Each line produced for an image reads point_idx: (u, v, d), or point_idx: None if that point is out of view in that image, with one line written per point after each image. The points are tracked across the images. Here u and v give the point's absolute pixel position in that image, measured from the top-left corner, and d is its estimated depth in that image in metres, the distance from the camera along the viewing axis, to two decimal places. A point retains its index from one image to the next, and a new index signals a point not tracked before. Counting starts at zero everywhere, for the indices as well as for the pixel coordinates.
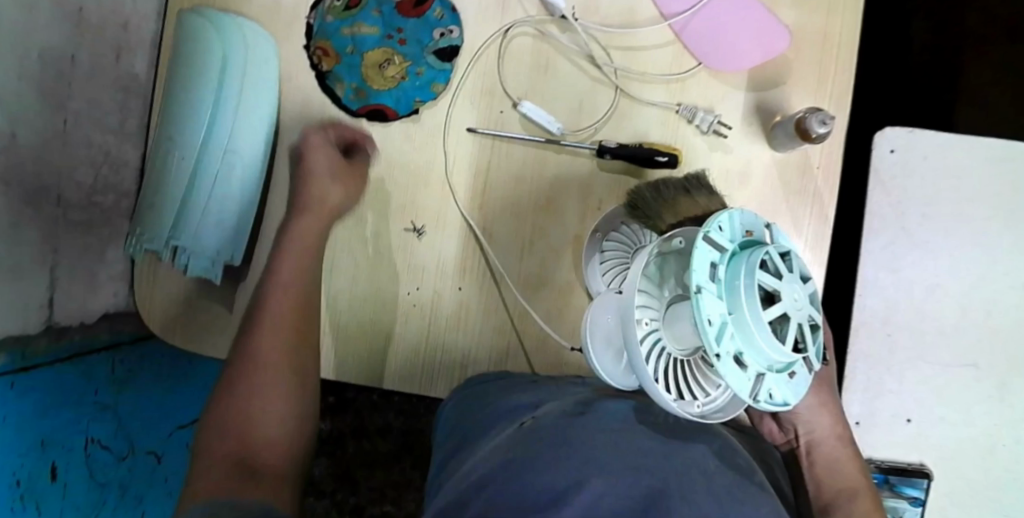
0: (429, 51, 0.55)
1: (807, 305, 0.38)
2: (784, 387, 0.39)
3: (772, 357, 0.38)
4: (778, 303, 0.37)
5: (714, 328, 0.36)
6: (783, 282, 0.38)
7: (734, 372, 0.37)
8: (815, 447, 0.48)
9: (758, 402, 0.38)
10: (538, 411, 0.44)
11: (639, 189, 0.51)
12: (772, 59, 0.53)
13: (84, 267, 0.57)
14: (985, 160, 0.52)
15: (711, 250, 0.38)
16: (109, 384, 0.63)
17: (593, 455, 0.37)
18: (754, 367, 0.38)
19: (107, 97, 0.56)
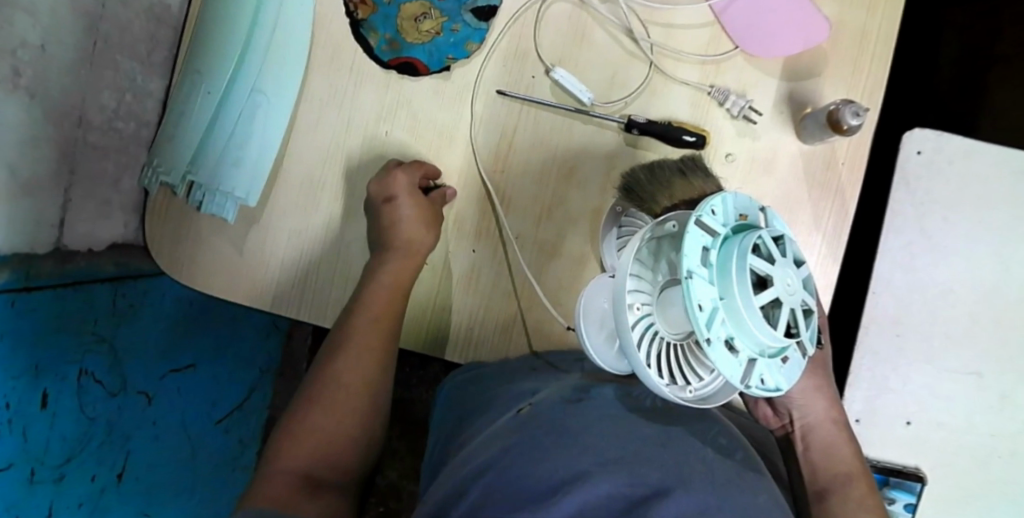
0: (466, 9, 0.55)
1: (799, 290, 0.39)
2: (775, 373, 0.41)
3: (763, 342, 0.39)
4: (769, 288, 0.38)
5: (706, 313, 0.38)
6: (774, 267, 0.39)
7: (725, 357, 0.38)
8: (810, 431, 0.48)
9: (749, 387, 0.40)
10: (536, 397, 0.45)
11: (634, 170, 0.52)
12: (809, 50, 0.53)
13: (97, 193, 0.56)
14: (1010, 170, 0.52)
15: (704, 235, 0.39)
16: (109, 317, 0.63)
17: (587, 442, 0.38)
18: (745, 351, 0.39)
19: (138, 22, 0.55)
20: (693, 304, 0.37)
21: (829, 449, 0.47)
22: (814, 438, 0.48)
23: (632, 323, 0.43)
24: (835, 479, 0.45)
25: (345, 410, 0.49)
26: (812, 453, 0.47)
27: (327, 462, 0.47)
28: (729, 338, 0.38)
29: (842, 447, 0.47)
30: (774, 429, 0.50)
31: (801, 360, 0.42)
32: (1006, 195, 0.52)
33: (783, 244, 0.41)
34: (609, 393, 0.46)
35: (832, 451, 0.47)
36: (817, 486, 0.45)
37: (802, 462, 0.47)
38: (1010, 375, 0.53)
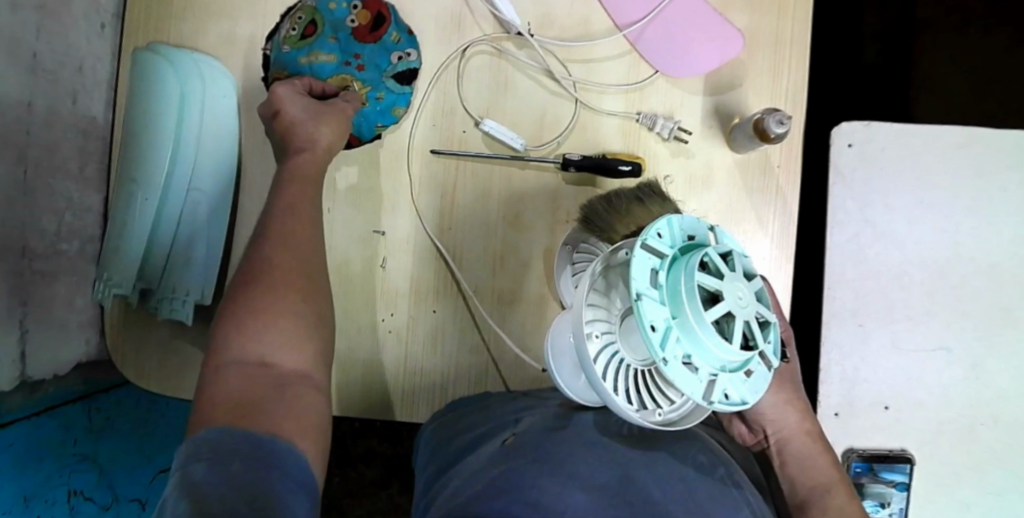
0: (388, 75, 0.55)
1: (752, 302, 0.39)
2: (741, 386, 0.40)
3: (722, 356, 0.38)
4: (720, 302, 0.38)
5: (660, 333, 0.37)
6: (723, 282, 0.39)
7: (684, 375, 0.38)
8: (786, 444, 0.49)
9: (713, 403, 0.39)
10: (519, 426, 0.46)
11: (590, 202, 0.52)
12: (727, 63, 0.54)
13: (53, 316, 0.56)
14: (942, 148, 0.53)
15: (650, 257, 0.39)
16: (87, 434, 0.62)
17: (572, 467, 0.39)
18: (705, 368, 0.38)
19: (67, 141, 0.55)
20: (644, 323, 0.37)
21: (805, 458, 0.48)
22: (791, 450, 0.49)
23: (593, 354, 0.43)
24: (815, 488, 0.47)
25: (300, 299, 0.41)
26: (789, 466, 0.48)
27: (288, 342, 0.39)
28: (687, 354, 0.38)
29: (817, 451, 0.49)
30: (750, 445, 0.51)
31: (767, 372, 0.41)
32: (944, 173, 0.53)
33: (732, 258, 0.41)
34: (587, 418, 0.47)
35: (809, 459, 0.48)
36: (798, 498, 0.47)
37: (780, 474, 0.49)
38: (980, 346, 0.54)
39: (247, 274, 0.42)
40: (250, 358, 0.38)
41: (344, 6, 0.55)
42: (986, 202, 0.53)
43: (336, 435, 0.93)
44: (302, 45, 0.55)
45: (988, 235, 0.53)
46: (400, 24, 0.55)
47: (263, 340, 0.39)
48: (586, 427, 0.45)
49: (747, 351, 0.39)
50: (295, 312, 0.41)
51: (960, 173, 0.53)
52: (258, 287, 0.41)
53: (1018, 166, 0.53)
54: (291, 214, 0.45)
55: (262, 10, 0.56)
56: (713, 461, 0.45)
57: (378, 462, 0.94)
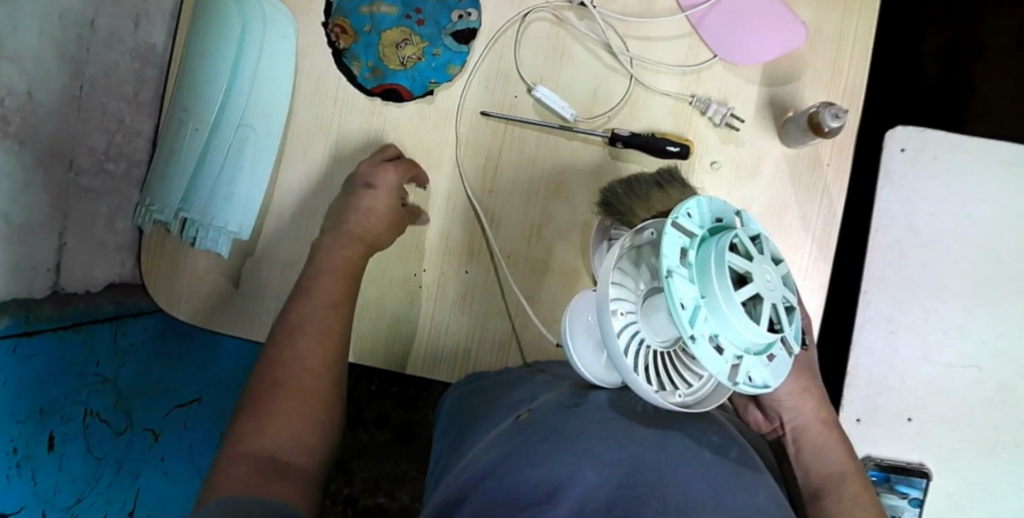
0: (446, 33, 0.55)
1: (780, 286, 0.38)
2: (763, 370, 0.39)
3: (748, 338, 0.37)
4: (749, 284, 0.37)
5: (688, 311, 0.37)
6: (751, 264, 0.38)
7: (710, 354, 0.37)
8: (801, 433, 0.49)
9: (737, 385, 0.38)
10: (533, 404, 0.45)
11: (610, 185, 0.52)
12: (787, 55, 0.54)
13: (91, 234, 0.57)
14: (995, 163, 0.52)
15: (680, 236, 0.39)
16: (111, 357, 0.63)
17: (583, 447, 0.39)
18: (730, 349, 0.38)
19: (124, 64, 0.56)
20: (674, 301, 0.37)
21: (821, 449, 0.48)
22: (806, 441, 0.49)
23: (617, 331, 0.43)
24: (830, 476, 0.47)
25: (315, 390, 0.46)
26: (804, 455, 0.48)
27: (298, 431, 0.43)
28: (714, 335, 0.37)
29: (832, 443, 0.48)
30: (765, 433, 0.51)
31: (787, 358, 0.41)
32: (994, 188, 0.52)
33: (761, 242, 0.40)
34: (602, 398, 0.47)
35: (825, 451, 0.48)
36: (811, 488, 0.47)
37: (794, 463, 0.49)
38: (1011, 367, 0.53)
39: (270, 369, 0.46)
40: (260, 442, 0.41)
41: None
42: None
43: (350, 396, 0.94)
44: None
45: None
46: None
47: (273, 436, 0.42)
48: (600, 407, 0.45)
49: (772, 334, 0.38)
50: (307, 414, 0.44)
51: (1011, 190, 0.52)
52: (282, 382, 0.45)
53: None
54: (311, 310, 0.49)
55: None
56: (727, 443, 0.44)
57: (389, 427, 0.94)
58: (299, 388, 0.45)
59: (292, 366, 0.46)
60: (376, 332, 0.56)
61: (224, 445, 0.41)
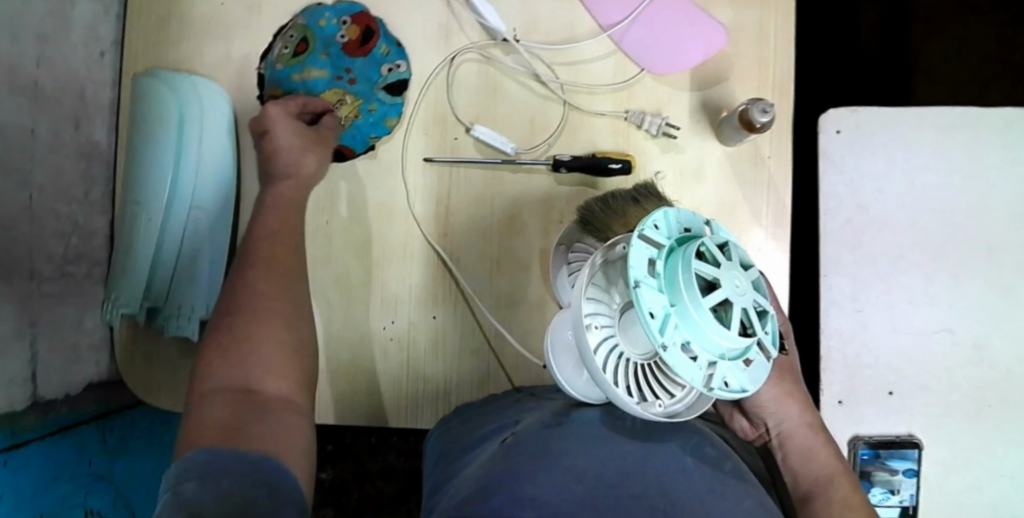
0: (379, 88, 0.55)
1: (750, 291, 0.37)
2: (741, 376, 0.37)
3: (721, 343, 0.36)
4: (718, 290, 0.36)
5: (659, 320, 0.35)
6: (718, 270, 0.37)
7: (684, 362, 0.35)
8: (788, 438, 0.49)
9: (714, 392, 0.36)
10: (519, 426, 0.45)
11: (588, 203, 0.51)
12: (712, 56, 0.55)
13: (62, 337, 0.57)
14: (931, 128, 0.53)
15: (648, 247, 0.37)
16: (102, 455, 0.64)
17: (569, 461, 0.38)
18: (704, 355, 0.36)
19: (70, 165, 0.57)
20: (644, 307, 0.35)
21: (807, 452, 0.48)
22: (794, 448, 0.49)
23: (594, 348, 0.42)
24: (819, 480, 0.47)
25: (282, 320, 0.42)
26: (792, 461, 0.48)
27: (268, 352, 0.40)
28: (686, 338, 0.35)
29: (817, 447, 0.48)
30: (753, 440, 0.51)
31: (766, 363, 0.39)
32: (935, 153, 0.53)
33: (729, 249, 0.39)
34: (594, 416, 0.46)
35: (811, 457, 0.48)
36: (801, 491, 0.47)
37: (783, 469, 0.49)
38: (982, 325, 0.54)
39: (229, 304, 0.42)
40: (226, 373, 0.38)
41: (334, 22, 0.55)
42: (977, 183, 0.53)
43: (353, 451, 0.94)
44: (294, 62, 0.55)
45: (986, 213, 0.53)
46: (389, 37, 0.56)
47: (250, 365, 0.39)
48: (586, 423, 0.45)
49: (746, 339, 0.37)
50: (280, 343, 0.41)
51: (952, 153, 0.53)
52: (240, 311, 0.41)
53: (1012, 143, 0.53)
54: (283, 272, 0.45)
55: (254, 28, 0.58)
56: (719, 454, 0.44)
57: (396, 478, 0.94)
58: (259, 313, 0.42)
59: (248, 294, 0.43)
60: (355, 390, 0.56)
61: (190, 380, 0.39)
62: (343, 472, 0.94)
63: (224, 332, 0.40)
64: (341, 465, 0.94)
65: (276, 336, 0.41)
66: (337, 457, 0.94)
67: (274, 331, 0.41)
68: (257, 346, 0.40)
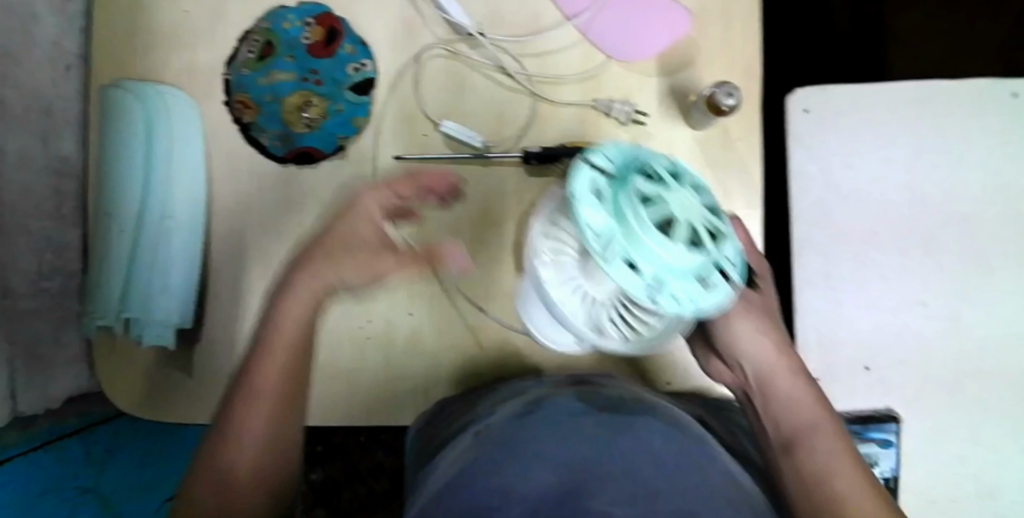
0: (346, 87, 0.55)
1: (699, 211, 0.33)
2: (694, 296, 0.33)
3: (672, 259, 0.32)
4: (664, 205, 0.32)
5: (599, 238, 0.32)
6: (665, 186, 0.33)
7: (627, 278, 0.32)
8: (768, 383, 0.48)
9: (662, 307, 0.32)
10: (490, 418, 0.46)
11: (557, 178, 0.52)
12: (679, 42, 0.55)
13: (41, 354, 0.57)
14: (898, 102, 0.56)
15: (593, 173, 0.34)
16: (86, 466, 0.68)
17: (535, 448, 0.39)
18: (651, 271, 0.32)
19: (40, 181, 0.56)
20: (583, 227, 0.33)
21: (790, 399, 0.47)
22: (773, 390, 0.48)
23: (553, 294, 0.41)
24: (803, 426, 0.45)
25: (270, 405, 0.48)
26: (774, 407, 0.47)
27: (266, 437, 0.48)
28: (628, 255, 0.32)
29: (795, 388, 0.47)
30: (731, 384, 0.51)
31: (728, 288, 0.34)
32: (900, 128, 0.56)
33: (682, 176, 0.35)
34: (561, 397, 0.47)
35: (794, 402, 0.47)
36: (783, 438, 0.46)
37: (765, 418, 0.48)
38: (954, 292, 0.57)
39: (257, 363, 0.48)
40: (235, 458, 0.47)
41: (298, 24, 0.56)
42: (940, 163, 0.56)
43: (343, 452, 0.93)
44: (260, 67, 0.56)
45: (950, 190, 0.56)
46: (354, 37, 0.56)
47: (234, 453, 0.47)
48: (558, 406, 0.45)
49: (697, 252, 0.32)
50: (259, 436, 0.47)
51: (914, 131, 0.56)
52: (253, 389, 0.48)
53: (970, 116, 0.56)
54: (275, 344, 0.49)
55: (218, 33, 0.57)
56: (685, 424, 0.45)
57: (387, 475, 0.94)
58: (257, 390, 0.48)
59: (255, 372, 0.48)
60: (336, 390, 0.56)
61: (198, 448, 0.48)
62: (334, 472, 0.94)
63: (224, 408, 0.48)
64: (331, 465, 0.94)
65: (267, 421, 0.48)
66: (327, 458, 0.93)
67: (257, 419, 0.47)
68: (255, 405, 0.47)
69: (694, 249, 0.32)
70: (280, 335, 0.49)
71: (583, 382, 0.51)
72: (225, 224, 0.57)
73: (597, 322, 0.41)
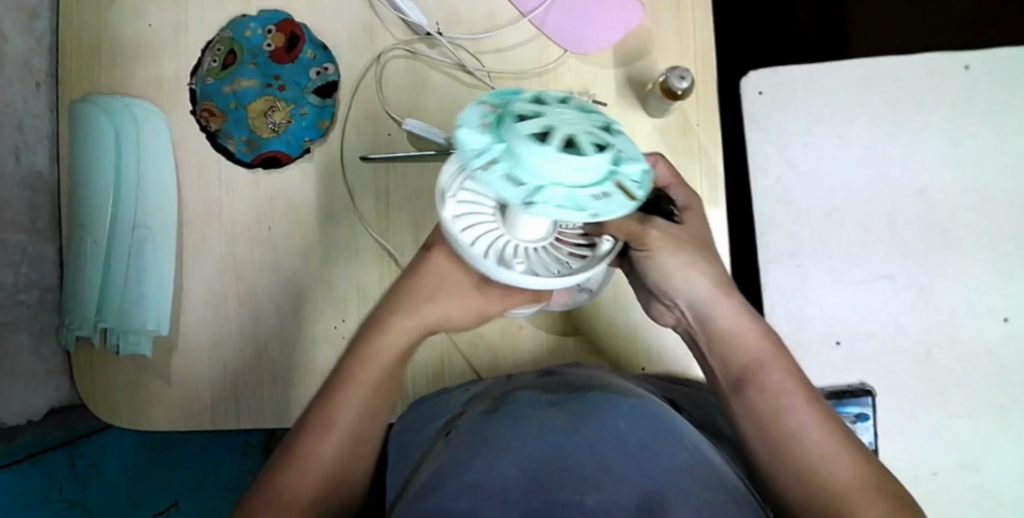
0: (309, 91, 0.57)
1: (589, 121, 0.29)
2: (583, 202, 0.29)
3: (551, 166, 0.28)
4: (543, 114, 0.29)
5: (480, 158, 0.30)
6: (548, 106, 0.30)
7: (507, 191, 0.29)
8: (706, 320, 0.46)
9: (543, 212, 0.29)
10: (461, 418, 0.46)
11: None
12: (633, 32, 0.56)
13: (20, 366, 0.58)
14: (849, 84, 0.67)
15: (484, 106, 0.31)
16: (73, 480, 0.66)
17: (508, 443, 0.38)
18: (530, 181, 0.28)
19: (14, 196, 0.57)
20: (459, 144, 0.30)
21: (728, 335, 0.46)
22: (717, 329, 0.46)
23: (464, 225, 0.38)
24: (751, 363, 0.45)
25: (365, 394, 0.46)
26: (714, 343, 0.46)
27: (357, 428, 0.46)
28: (502, 162, 0.29)
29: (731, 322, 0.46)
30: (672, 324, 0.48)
31: (629, 203, 0.30)
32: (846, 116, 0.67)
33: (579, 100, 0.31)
34: (529, 393, 0.46)
35: (729, 338, 0.46)
36: (733, 377, 0.45)
37: (709, 357, 0.47)
38: (910, 264, 0.66)
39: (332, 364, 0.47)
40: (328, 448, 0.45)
41: (260, 31, 0.57)
42: (893, 148, 0.66)
43: None
44: (225, 75, 0.57)
45: (908, 169, 0.66)
46: (314, 41, 0.57)
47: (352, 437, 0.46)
48: (525, 401, 0.44)
49: (586, 156, 0.28)
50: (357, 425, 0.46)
51: (856, 124, 0.66)
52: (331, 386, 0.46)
53: (905, 107, 0.66)
54: (383, 354, 0.47)
55: (182, 45, 0.58)
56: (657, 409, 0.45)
57: None
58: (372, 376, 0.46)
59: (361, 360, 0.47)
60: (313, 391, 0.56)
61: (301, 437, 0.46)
62: None
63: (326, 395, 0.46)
64: None
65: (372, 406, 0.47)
66: None
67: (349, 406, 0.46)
68: (325, 433, 0.45)
69: (580, 152, 0.28)
70: (374, 354, 0.47)
71: (553, 377, 0.50)
72: (197, 231, 0.57)
73: (501, 254, 0.38)
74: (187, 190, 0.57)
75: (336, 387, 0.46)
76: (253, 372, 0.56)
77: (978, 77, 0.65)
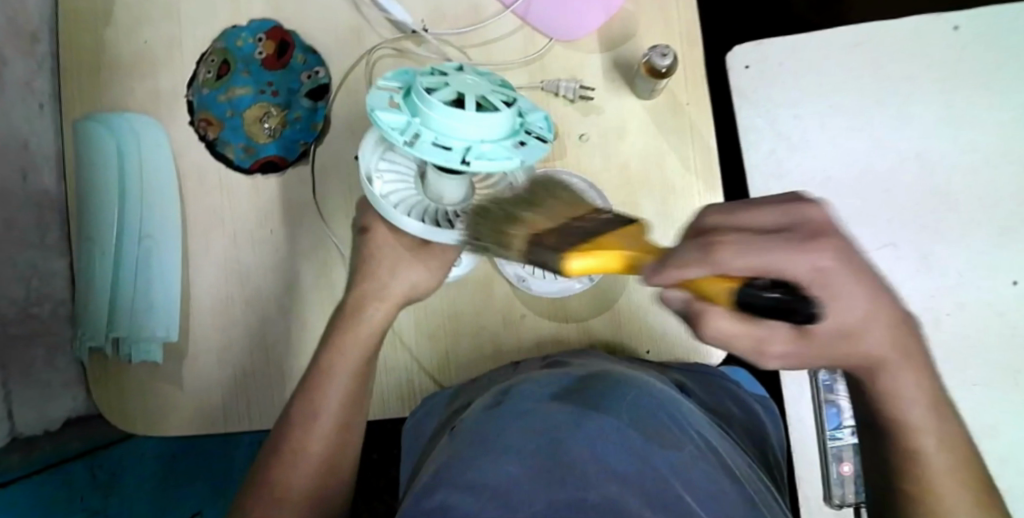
0: (301, 95, 0.58)
1: (486, 83, 0.35)
2: (506, 148, 0.34)
3: (470, 122, 0.33)
4: (449, 86, 0.34)
5: (402, 132, 0.33)
6: (449, 76, 0.35)
7: (439, 155, 0.33)
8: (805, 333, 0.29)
9: (476, 165, 0.33)
10: (465, 413, 0.44)
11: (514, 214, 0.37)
12: (616, 17, 0.57)
13: (36, 376, 0.60)
14: (841, 49, 0.67)
15: (385, 89, 0.36)
16: (95, 490, 0.66)
17: (509, 437, 0.36)
18: (456, 142, 0.33)
19: (22, 214, 0.58)
20: (381, 125, 0.33)
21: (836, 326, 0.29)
22: (836, 290, 0.28)
23: (392, 201, 0.43)
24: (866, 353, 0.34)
25: (347, 381, 0.47)
26: None
27: (344, 415, 0.47)
28: (427, 132, 0.33)
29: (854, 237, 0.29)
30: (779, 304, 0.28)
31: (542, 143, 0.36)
32: (837, 88, 0.68)
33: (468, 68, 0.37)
34: (534, 383, 0.44)
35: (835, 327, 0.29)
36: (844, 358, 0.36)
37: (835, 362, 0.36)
38: (915, 230, 0.67)
39: (335, 363, 0.47)
40: (315, 436, 0.46)
41: (251, 40, 0.59)
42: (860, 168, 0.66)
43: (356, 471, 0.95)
44: (219, 85, 0.58)
45: (902, 137, 0.67)
46: (303, 46, 0.58)
47: (340, 423, 0.47)
48: (529, 391, 0.42)
49: (497, 110, 0.33)
50: (343, 412, 0.47)
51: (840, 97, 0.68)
52: (314, 376, 0.47)
53: (891, 74, 0.67)
54: None
55: (178, 59, 0.59)
56: (668, 401, 0.43)
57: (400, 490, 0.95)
58: (349, 365, 0.47)
59: (340, 353, 0.48)
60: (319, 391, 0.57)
61: (283, 424, 0.47)
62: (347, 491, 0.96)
63: (309, 385, 0.47)
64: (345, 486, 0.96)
65: (355, 392, 0.48)
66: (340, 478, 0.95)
67: (338, 394, 0.47)
68: (311, 423, 0.46)
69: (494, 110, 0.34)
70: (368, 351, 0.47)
71: (560, 366, 0.49)
72: (202, 240, 0.58)
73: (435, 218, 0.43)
74: (191, 201, 0.59)
75: (318, 383, 0.47)
76: (260, 375, 0.57)
77: (968, 39, 0.66)
